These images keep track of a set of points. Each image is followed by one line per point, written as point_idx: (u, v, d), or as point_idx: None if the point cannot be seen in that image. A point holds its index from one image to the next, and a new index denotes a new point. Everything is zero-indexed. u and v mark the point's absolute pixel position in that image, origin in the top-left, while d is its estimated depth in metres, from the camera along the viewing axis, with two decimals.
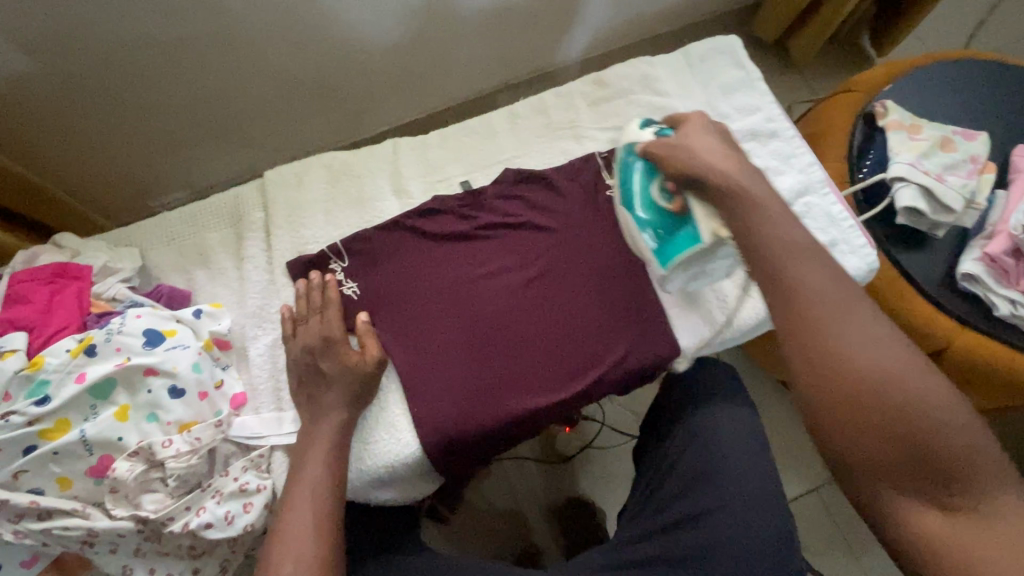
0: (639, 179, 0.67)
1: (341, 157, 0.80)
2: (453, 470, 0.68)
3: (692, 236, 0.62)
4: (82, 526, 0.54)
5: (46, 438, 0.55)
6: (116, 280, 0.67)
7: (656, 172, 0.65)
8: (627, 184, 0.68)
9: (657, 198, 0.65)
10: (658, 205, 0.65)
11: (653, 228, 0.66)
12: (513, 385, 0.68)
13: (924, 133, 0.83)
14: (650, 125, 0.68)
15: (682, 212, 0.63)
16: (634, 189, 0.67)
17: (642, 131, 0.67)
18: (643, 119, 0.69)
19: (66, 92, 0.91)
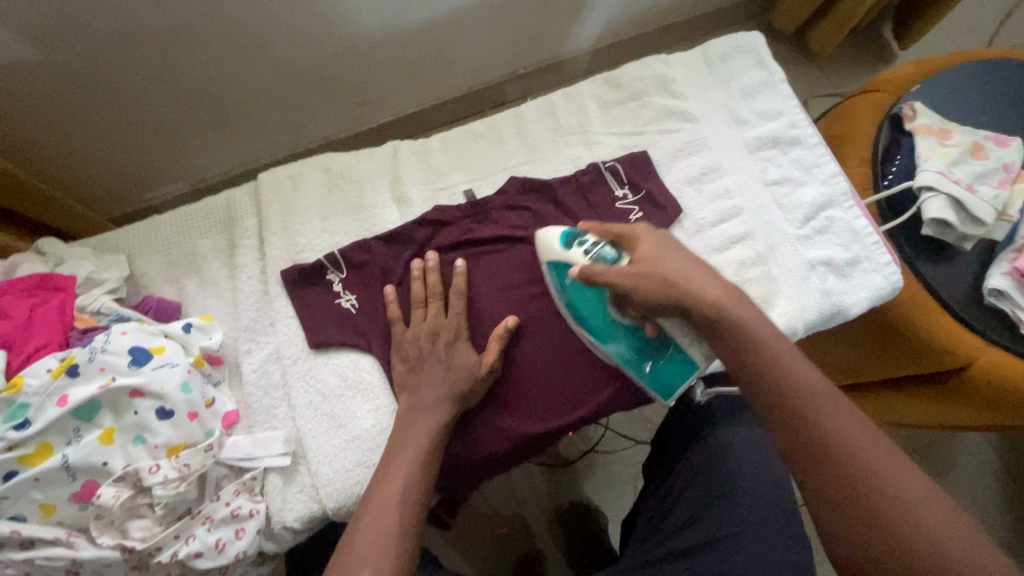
0: (596, 310, 0.63)
1: (339, 159, 0.76)
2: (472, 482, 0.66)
3: (685, 363, 0.62)
4: (65, 556, 0.52)
5: (27, 463, 0.53)
6: (101, 292, 0.64)
7: (610, 298, 0.62)
8: (586, 317, 0.64)
9: (625, 326, 0.63)
10: (629, 331, 0.63)
11: (633, 353, 0.63)
12: (551, 398, 0.66)
13: (953, 139, 0.79)
14: (576, 242, 0.62)
15: (657, 335, 0.62)
16: (597, 327, 0.64)
17: (572, 253, 0.62)
18: (565, 233, 0.63)
19: (52, 86, 0.87)
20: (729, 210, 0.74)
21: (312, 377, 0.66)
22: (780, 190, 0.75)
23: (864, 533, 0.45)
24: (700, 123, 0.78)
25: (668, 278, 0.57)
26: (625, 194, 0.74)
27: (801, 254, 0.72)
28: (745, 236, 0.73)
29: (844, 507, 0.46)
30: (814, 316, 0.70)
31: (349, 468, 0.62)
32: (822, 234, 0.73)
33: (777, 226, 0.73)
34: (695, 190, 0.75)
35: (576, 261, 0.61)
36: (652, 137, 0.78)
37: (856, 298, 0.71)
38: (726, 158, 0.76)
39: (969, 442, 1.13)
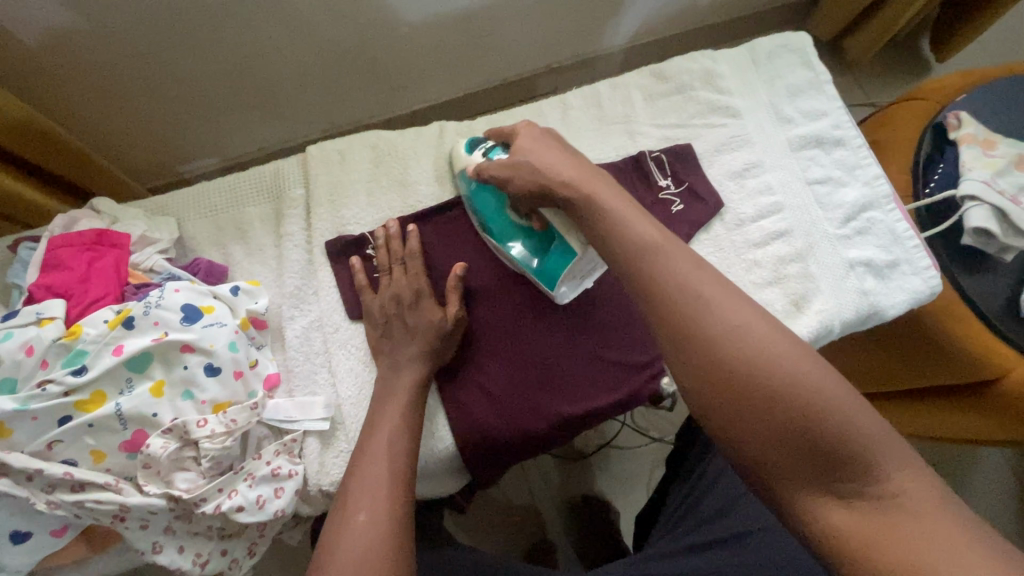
0: (494, 207, 0.68)
1: (386, 136, 0.77)
2: (496, 470, 0.67)
3: (562, 247, 0.62)
4: (114, 501, 0.53)
5: (82, 409, 0.54)
6: (154, 251, 0.65)
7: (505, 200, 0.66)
8: (487, 212, 0.68)
9: (515, 220, 0.66)
10: (521, 226, 0.66)
11: (528, 247, 0.66)
12: (586, 382, 0.67)
13: (998, 150, 0.79)
14: (478, 147, 0.69)
15: (544, 227, 0.64)
16: (495, 223, 0.68)
17: (471, 155, 0.69)
18: (470, 142, 0.71)
19: (106, 53, 0.89)
20: (770, 208, 0.74)
21: (353, 346, 0.67)
22: (822, 190, 0.76)
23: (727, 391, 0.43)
24: (744, 120, 0.78)
25: (536, 165, 0.59)
26: (668, 186, 0.75)
27: (841, 255, 0.72)
28: (785, 234, 0.73)
29: (714, 371, 0.43)
30: (851, 315, 0.70)
31: None
32: (862, 235, 0.74)
33: (817, 226, 0.73)
34: (737, 186, 0.76)
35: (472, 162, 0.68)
36: (695, 131, 0.78)
37: (893, 300, 0.71)
38: (769, 155, 0.77)
39: (985, 456, 1.13)
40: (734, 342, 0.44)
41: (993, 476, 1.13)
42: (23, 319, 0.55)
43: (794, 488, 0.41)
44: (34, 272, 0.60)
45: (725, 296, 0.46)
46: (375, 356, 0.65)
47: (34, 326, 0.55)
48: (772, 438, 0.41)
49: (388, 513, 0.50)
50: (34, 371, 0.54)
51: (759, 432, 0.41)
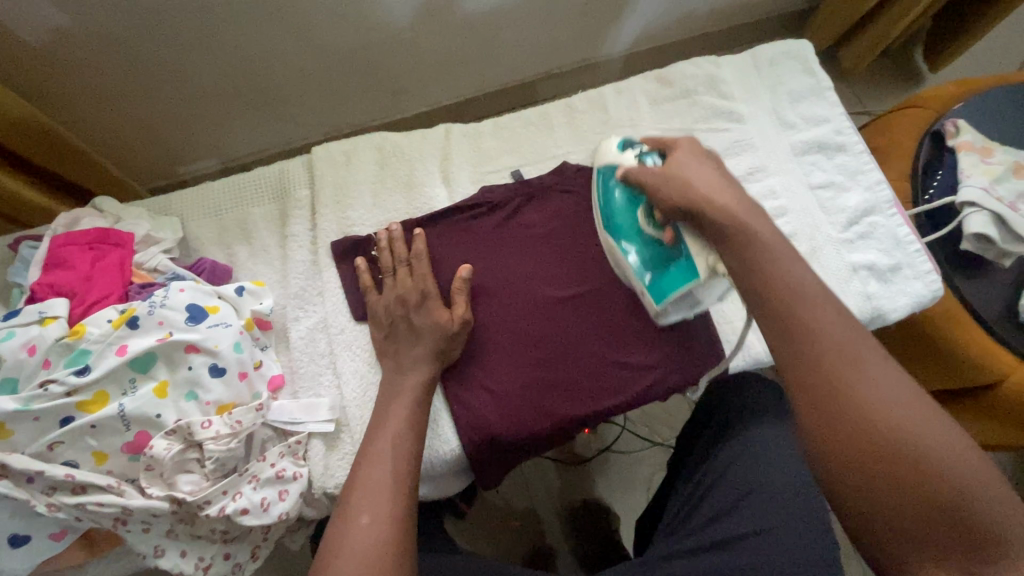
0: (628, 209, 0.64)
1: (391, 138, 0.77)
2: (501, 471, 0.67)
3: (689, 269, 0.59)
4: (116, 504, 0.52)
5: (85, 409, 0.53)
6: (158, 250, 0.65)
7: (642, 205, 0.63)
8: (616, 209, 0.65)
9: (647, 230, 0.63)
10: (650, 236, 0.63)
11: (648, 259, 0.63)
12: (592, 384, 0.67)
13: (996, 157, 0.80)
14: (631, 148, 0.64)
15: (675, 244, 0.60)
16: (623, 224, 0.65)
17: (623, 154, 0.64)
18: (623, 140, 0.66)
19: (107, 51, 0.88)
20: (773, 212, 0.75)
21: (358, 347, 0.66)
22: (824, 195, 0.77)
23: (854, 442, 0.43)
24: (747, 125, 0.79)
25: (687, 180, 0.56)
26: None
27: (844, 259, 0.73)
28: (788, 237, 0.74)
29: (860, 441, 0.43)
30: (855, 318, 0.70)
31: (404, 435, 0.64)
32: (864, 239, 0.75)
33: (819, 229, 0.74)
34: (741, 191, 0.76)
35: (622, 161, 0.63)
36: (700, 136, 0.79)
37: (896, 305, 0.72)
38: (772, 160, 0.77)
39: None
40: (879, 399, 0.44)
41: None
42: (26, 318, 0.54)
43: (917, 555, 0.41)
44: (36, 272, 0.59)
45: (872, 355, 0.46)
46: (380, 358, 0.64)
47: (36, 325, 0.54)
48: (902, 497, 0.41)
49: (393, 516, 0.50)
50: (37, 371, 0.53)
51: (887, 488, 0.42)
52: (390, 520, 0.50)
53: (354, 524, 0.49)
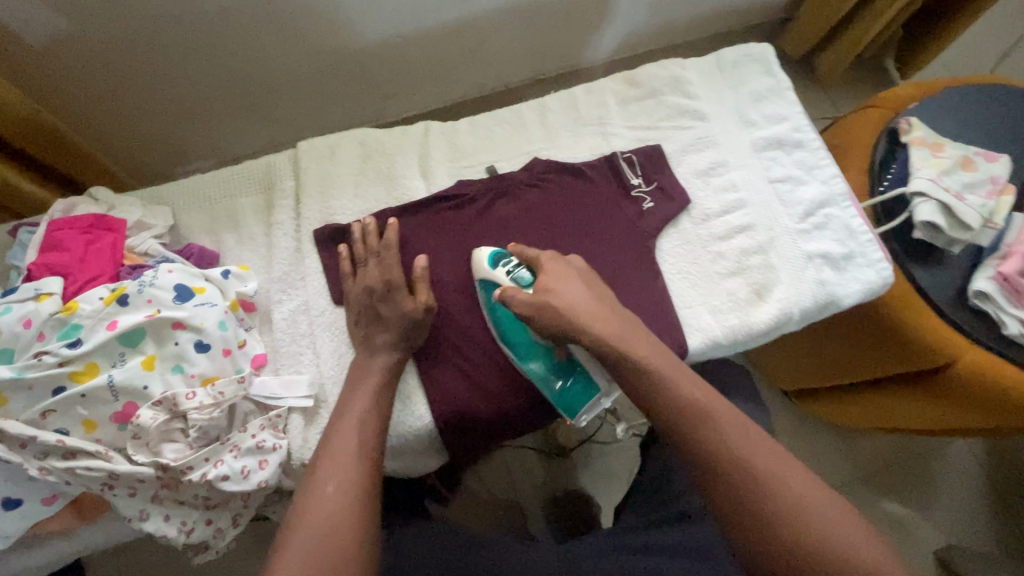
0: (513, 328, 0.68)
1: (373, 134, 0.82)
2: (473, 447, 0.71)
3: (588, 383, 0.67)
4: (104, 468, 0.55)
5: (75, 380, 0.56)
6: (149, 236, 0.69)
7: (527, 323, 0.67)
8: (506, 327, 0.69)
9: (539, 346, 0.67)
10: (543, 351, 0.67)
11: (547, 373, 0.68)
12: None
13: (946, 152, 0.85)
14: (501, 263, 0.69)
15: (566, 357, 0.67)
16: (513, 341, 0.69)
17: (496, 272, 0.68)
18: (493, 254, 0.70)
19: (104, 55, 0.93)
20: (734, 203, 0.79)
21: (337, 328, 0.70)
22: (783, 188, 0.81)
23: (737, 502, 0.51)
24: (710, 123, 0.83)
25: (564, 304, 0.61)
26: (640, 184, 0.79)
27: (800, 247, 0.77)
28: (747, 227, 0.78)
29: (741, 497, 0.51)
30: (809, 303, 0.74)
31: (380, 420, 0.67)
32: (820, 230, 0.78)
33: (778, 220, 0.78)
34: (703, 183, 0.81)
35: (498, 280, 0.67)
36: (666, 132, 0.84)
37: (849, 290, 0.76)
38: (734, 155, 0.82)
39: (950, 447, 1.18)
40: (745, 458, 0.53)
41: (958, 466, 1.18)
42: (22, 295, 0.58)
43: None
44: (33, 253, 0.63)
45: (728, 417, 0.55)
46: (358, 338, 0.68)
47: (32, 301, 0.58)
48: (780, 542, 0.49)
49: (363, 470, 0.55)
50: (32, 343, 0.57)
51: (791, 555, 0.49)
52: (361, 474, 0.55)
53: (320, 489, 0.53)
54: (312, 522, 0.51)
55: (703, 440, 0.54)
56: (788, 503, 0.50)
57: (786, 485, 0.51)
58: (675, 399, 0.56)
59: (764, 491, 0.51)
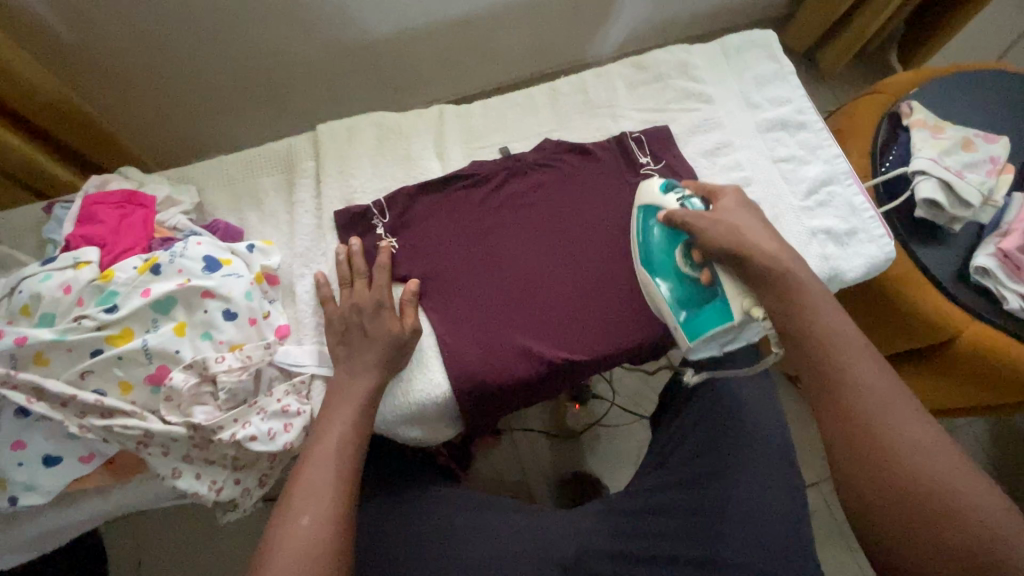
0: (663, 245, 0.70)
1: (390, 117, 0.85)
2: (487, 414, 0.73)
3: (723, 311, 0.65)
4: (139, 427, 0.58)
5: (112, 343, 0.59)
6: (178, 211, 0.72)
7: (682, 243, 0.70)
8: (650, 246, 0.71)
9: (685, 269, 0.69)
10: (685, 275, 0.69)
11: (681, 299, 0.68)
12: (573, 335, 0.73)
13: (947, 133, 0.87)
14: (672, 191, 0.72)
15: (711, 284, 0.68)
16: (657, 261, 0.70)
17: (665, 197, 0.71)
18: (665, 183, 0.73)
19: (127, 43, 0.96)
20: (739, 182, 0.82)
21: None
22: (786, 167, 0.83)
23: (866, 457, 0.53)
24: (715, 105, 0.86)
25: (737, 228, 0.65)
26: (648, 162, 0.82)
27: (804, 223, 0.80)
28: (753, 204, 0.81)
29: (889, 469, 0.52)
30: (813, 276, 0.77)
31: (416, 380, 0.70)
32: (823, 207, 0.81)
33: (782, 198, 0.81)
34: (709, 163, 0.83)
35: (667, 204, 0.70)
36: (672, 115, 0.86)
37: (851, 265, 0.78)
38: (738, 136, 0.84)
39: (955, 431, 1.19)
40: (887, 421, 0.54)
41: (963, 450, 1.19)
42: (61, 263, 0.61)
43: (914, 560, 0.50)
44: (70, 226, 0.66)
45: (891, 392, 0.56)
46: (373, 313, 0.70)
47: (71, 269, 0.61)
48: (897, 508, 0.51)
49: (347, 474, 0.58)
50: (71, 308, 0.60)
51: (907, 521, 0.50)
52: (351, 449, 0.59)
53: (300, 512, 0.54)
54: (311, 491, 0.55)
55: (852, 398, 0.56)
56: (927, 472, 0.51)
57: (924, 454, 0.52)
58: (829, 356, 0.58)
59: (897, 454, 0.52)
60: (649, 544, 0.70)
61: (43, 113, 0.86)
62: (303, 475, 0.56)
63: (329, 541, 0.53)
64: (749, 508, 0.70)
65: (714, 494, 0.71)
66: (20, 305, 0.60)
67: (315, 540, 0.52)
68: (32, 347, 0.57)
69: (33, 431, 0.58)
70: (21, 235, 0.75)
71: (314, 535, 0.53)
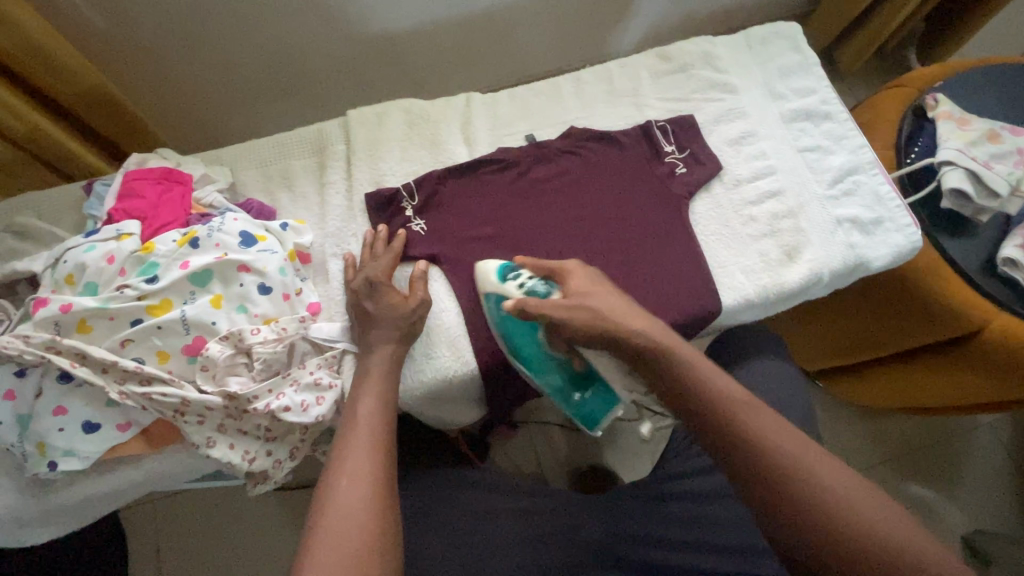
0: (527, 340, 0.69)
1: (417, 104, 0.86)
2: (513, 395, 0.74)
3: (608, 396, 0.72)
4: (177, 394, 0.59)
5: (151, 313, 0.61)
6: (213, 189, 0.73)
7: (541, 335, 0.69)
8: (520, 343, 0.69)
9: (557, 359, 0.70)
10: (560, 364, 0.70)
11: (567, 387, 0.72)
12: None
13: (973, 125, 0.86)
14: (513, 279, 0.68)
15: (585, 368, 0.71)
16: (529, 355, 0.70)
17: (508, 287, 0.68)
18: (503, 269, 0.69)
19: (157, 34, 0.98)
20: (764, 170, 0.82)
21: None
22: (812, 156, 0.84)
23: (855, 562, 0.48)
24: (740, 95, 0.87)
25: (595, 310, 0.60)
26: (673, 151, 0.82)
27: (829, 212, 0.80)
28: (778, 193, 0.81)
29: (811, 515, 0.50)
30: (839, 264, 0.77)
31: (438, 361, 0.71)
32: (848, 196, 0.81)
33: (808, 186, 0.81)
34: (734, 152, 0.84)
35: (512, 297, 0.67)
36: (696, 104, 0.87)
37: (877, 253, 0.78)
38: (763, 125, 0.85)
39: (975, 430, 1.18)
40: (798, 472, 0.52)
41: (983, 449, 1.17)
42: (105, 235, 0.64)
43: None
44: (112, 201, 0.69)
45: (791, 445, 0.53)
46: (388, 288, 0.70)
47: (114, 240, 0.63)
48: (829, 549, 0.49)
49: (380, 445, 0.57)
50: (114, 278, 0.62)
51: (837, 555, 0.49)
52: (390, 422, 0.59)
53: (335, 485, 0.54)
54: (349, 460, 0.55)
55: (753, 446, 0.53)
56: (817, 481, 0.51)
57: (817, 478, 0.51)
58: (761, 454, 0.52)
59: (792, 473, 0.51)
60: (671, 528, 0.71)
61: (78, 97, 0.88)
62: (341, 448, 0.57)
63: (370, 507, 0.53)
64: None
65: None
66: (65, 274, 0.62)
67: (359, 507, 0.52)
68: (76, 313, 0.59)
69: (74, 397, 0.59)
70: (61, 212, 0.77)
71: (357, 497, 0.53)
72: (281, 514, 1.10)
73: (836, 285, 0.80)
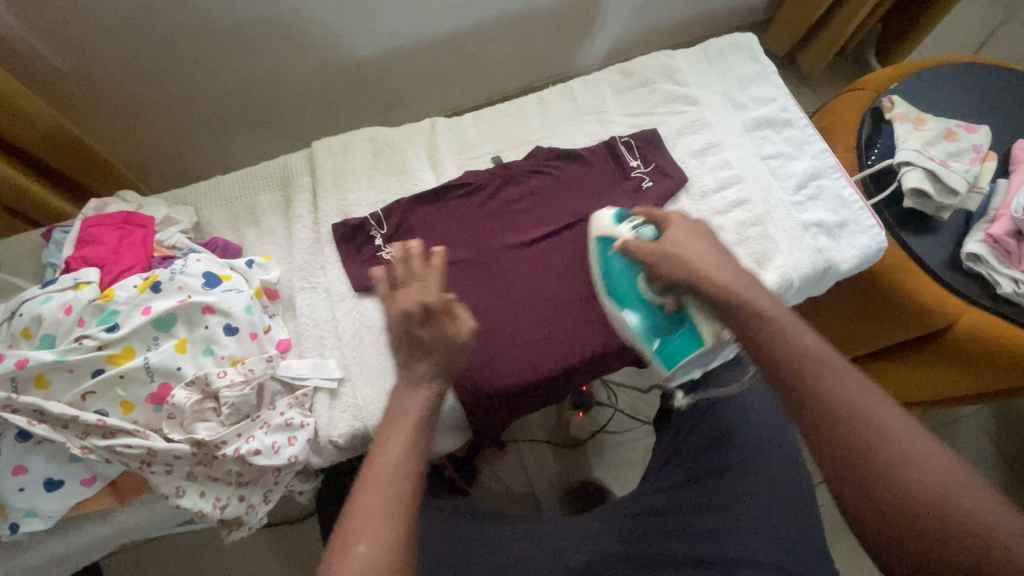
0: (625, 276, 0.69)
1: (382, 131, 0.86)
2: (491, 420, 0.73)
3: (693, 339, 0.66)
4: (142, 445, 0.57)
5: (113, 362, 0.59)
6: (176, 230, 0.73)
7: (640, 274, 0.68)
8: (614, 276, 0.70)
9: (648, 296, 0.68)
10: (652, 304, 0.68)
11: (652, 327, 0.68)
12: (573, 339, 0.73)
13: (929, 125, 0.88)
14: (625, 220, 0.71)
15: (678, 311, 0.67)
16: (622, 289, 0.69)
17: (619, 227, 0.71)
18: (619, 213, 0.72)
19: (120, 73, 0.98)
20: (729, 180, 0.83)
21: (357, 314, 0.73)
22: (775, 164, 0.85)
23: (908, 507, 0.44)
24: (701, 107, 0.88)
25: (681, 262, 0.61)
26: (638, 165, 0.83)
27: (795, 217, 0.81)
28: (744, 202, 0.82)
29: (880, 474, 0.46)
30: (808, 268, 0.78)
31: None
32: (813, 200, 0.82)
33: (773, 193, 0.82)
34: (699, 163, 0.85)
35: (621, 235, 0.69)
36: (659, 118, 0.88)
37: (844, 255, 0.79)
38: (726, 135, 0.86)
39: (958, 421, 1.19)
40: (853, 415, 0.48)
41: (968, 439, 1.18)
42: (62, 285, 0.62)
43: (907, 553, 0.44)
44: (71, 248, 0.67)
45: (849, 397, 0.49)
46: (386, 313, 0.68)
47: (71, 290, 0.62)
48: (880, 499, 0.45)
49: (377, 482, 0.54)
50: (72, 328, 0.61)
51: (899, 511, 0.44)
52: None
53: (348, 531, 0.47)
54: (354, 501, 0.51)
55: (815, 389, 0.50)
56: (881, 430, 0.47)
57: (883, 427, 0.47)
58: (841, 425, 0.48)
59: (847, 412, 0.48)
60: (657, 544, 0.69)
61: (39, 142, 0.87)
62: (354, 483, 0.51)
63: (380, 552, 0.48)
64: (760, 508, 0.69)
65: (721, 492, 0.71)
66: (21, 328, 0.61)
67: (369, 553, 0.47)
68: (33, 368, 0.57)
69: (34, 455, 0.58)
70: (20, 262, 0.75)
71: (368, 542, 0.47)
72: (268, 553, 1.07)
73: (807, 289, 0.81)
